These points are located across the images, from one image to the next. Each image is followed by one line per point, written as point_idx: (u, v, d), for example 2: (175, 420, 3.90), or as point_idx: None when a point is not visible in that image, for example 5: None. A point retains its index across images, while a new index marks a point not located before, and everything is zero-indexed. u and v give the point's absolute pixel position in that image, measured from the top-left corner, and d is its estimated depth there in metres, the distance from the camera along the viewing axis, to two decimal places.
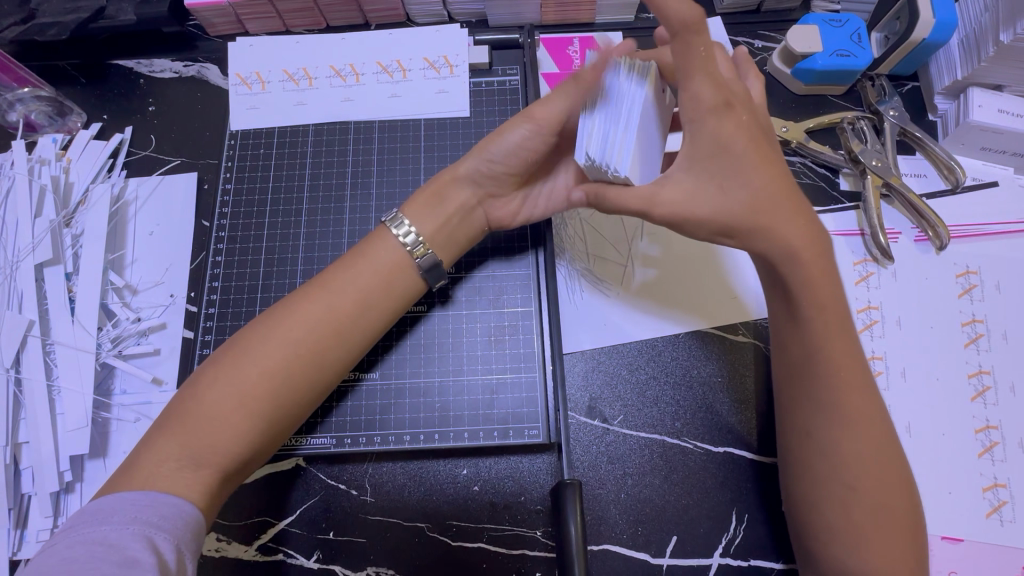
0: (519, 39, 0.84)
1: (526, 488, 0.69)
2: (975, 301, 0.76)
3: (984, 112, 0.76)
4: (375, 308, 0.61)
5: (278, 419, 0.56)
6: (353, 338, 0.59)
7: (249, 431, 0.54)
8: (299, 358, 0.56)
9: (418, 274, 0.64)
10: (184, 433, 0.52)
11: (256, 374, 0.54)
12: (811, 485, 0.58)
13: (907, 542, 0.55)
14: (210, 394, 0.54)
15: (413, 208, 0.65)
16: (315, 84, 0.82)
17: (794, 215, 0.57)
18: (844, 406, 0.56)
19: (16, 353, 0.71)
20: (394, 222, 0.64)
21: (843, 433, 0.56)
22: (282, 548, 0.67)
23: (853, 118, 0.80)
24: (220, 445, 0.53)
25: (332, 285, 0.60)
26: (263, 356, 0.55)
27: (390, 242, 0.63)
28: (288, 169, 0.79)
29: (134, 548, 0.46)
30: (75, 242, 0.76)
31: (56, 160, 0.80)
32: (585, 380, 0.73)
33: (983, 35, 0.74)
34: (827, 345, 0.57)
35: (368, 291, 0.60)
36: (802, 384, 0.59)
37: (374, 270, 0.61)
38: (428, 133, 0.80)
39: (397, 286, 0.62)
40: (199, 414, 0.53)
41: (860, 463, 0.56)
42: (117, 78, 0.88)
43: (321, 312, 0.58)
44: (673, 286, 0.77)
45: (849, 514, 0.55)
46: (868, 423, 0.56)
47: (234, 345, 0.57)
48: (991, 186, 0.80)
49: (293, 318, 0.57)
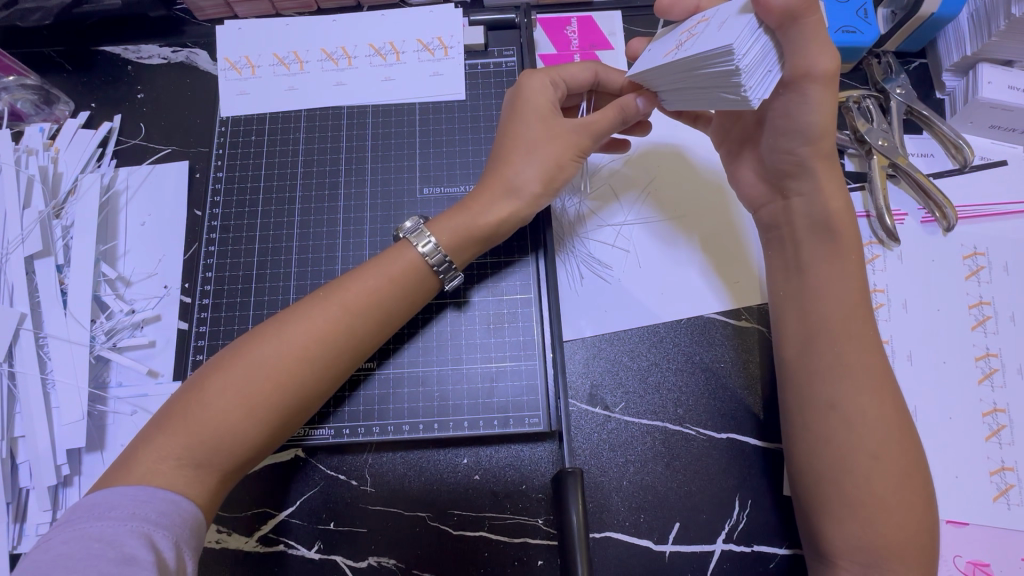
0: (514, 19, 0.81)
1: (528, 476, 0.68)
2: (983, 283, 0.74)
3: (994, 89, 0.74)
4: (387, 316, 0.59)
5: (281, 420, 0.54)
6: (360, 342, 0.58)
7: (254, 440, 0.53)
8: (303, 361, 0.55)
9: (433, 276, 0.62)
10: (188, 434, 0.51)
11: (259, 376, 0.53)
12: (828, 454, 0.56)
13: (923, 511, 0.54)
14: (217, 399, 0.52)
15: (439, 225, 0.62)
16: (306, 67, 0.80)
17: (827, 168, 0.60)
18: (866, 370, 0.57)
19: (8, 347, 0.70)
20: (417, 235, 0.61)
21: (862, 396, 0.56)
22: (283, 539, 0.67)
23: (859, 97, 0.78)
24: (226, 451, 0.52)
25: (350, 296, 0.58)
26: (276, 368, 0.54)
27: (408, 256, 0.61)
28: (280, 156, 0.77)
29: (131, 545, 0.45)
30: (65, 234, 0.75)
31: (43, 150, 0.78)
32: (586, 367, 0.72)
33: (994, 9, 0.72)
34: (847, 309, 0.59)
35: (376, 293, 0.59)
36: (823, 348, 0.59)
37: (393, 283, 0.59)
38: (423, 118, 0.78)
39: (409, 291, 0.60)
40: (201, 415, 0.52)
41: (880, 429, 0.55)
42: (104, 65, 0.86)
43: (336, 326, 0.56)
44: (675, 271, 0.76)
45: (870, 485, 0.54)
46: (887, 388, 0.57)
47: (242, 350, 0.55)
48: (1000, 165, 0.79)
49: (309, 329, 0.56)
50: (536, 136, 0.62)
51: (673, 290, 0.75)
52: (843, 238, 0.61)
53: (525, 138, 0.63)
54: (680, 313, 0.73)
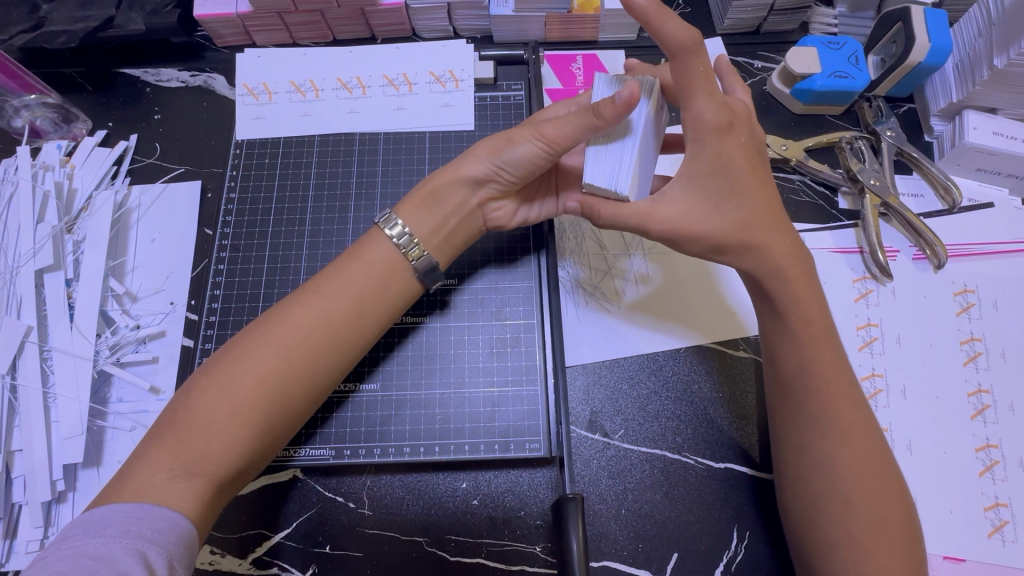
0: (523, 55, 0.85)
1: (526, 503, 0.68)
2: (973, 319, 0.76)
3: (979, 134, 0.78)
4: (367, 308, 0.60)
5: (273, 428, 0.55)
6: (346, 344, 0.59)
7: (241, 441, 0.53)
8: (292, 365, 0.55)
9: (414, 277, 0.63)
10: (176, 441, 0.52)
11: (241, 373, 0.54)
12: (805, 495, 0.57)
13: (904, 535, 0.55)
14: (201, 402, 0.53)
15: (406, 207, 0.64)
16: (321, 95, 0.83)
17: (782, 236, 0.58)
18: (834, 418, 0.57)
19: (12, 359, 0.70)
20: (384, 220, 0.63)
21: (835, 447, 0.56)
22: (277, 562, 0.66)
23: (851, 138, 0.82)
24: (212, 454, 0.52)
25: (326, 290, 0.59)
26: (256, 364, 0.54)
27: (382, 243, 0.62)
28: (292, 178, 0.80)
29: (124, 562, 0.45)
30: (76, 248, 0.76)
31: (60, 166, 0.80)
32: (585, 393, 0.73)
33: (978, 60, 0.76)
34: (818, 342, 0.59)
35: (355, 285, 0.60)
36: (793, 398, 0.59)
37: (369, 273, 0.61)
38: (433, 146, 0.81)
39: (392, 292, 0.62)
40: (187, 420, 0.52)
41: (856, 461, 0.56)
42: (124, 86, 0.89)
43: (315, 317, 0.57)
44: (680, 304, 0.77)
45: (846, 532, 0.55)
46: (858, 437, 0.57)
47: (225, 352, 0.56)
48: (987, 207, 0.81)
49: (287, 324, 0.57)
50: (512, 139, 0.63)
51: (697, 307, 0.77)
52: (794, 273, 0.59)
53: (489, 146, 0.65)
54: (707, 327, 0.76)
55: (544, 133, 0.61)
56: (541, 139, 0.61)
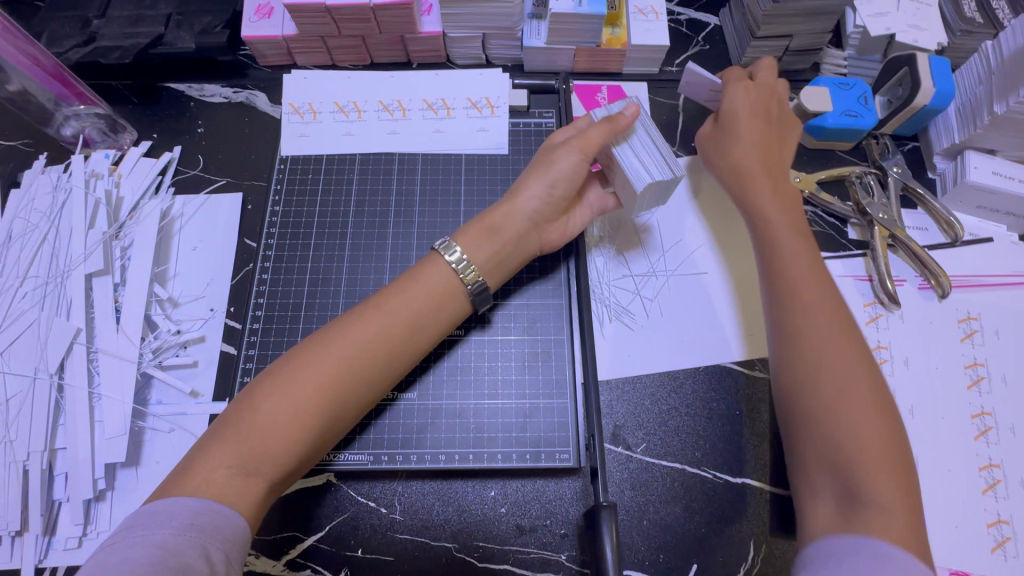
0: (554, 85, 0.90)
1: (553, 512, 0.71)
2: (976, 345, 0.81)
3: (980, 173, 0.83)
4: (421, 324, 0.63)
5: (326, 433, 0.58)
6: (399, 358, 0.62)
7: (299, 443, 0.56)
8: (351, 373, 0.59)
9: (466, 299, 0.67)
10: (239, 439, 0.54)
11: (305, 378, 0.57)
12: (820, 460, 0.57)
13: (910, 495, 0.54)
14: (265, 404, 0.56)
15: (464, 237, 0.68)
16: (363, 116, 0.87)
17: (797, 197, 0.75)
18: (831, 376, 0.59)
19: (61, 359, 0.73)
20: (445, 246, 0.67)
21: (838, 406, 0.57)
22: (310, 564, 0.68)
23: (860, 173, 0.87)
24: (272, 454, 0.55)
25: (386, 305, 0.63)
26: (318, 371, 0.58)
27: (440, 266, 0.66)
28: (333, 193, 0.83)
29: (188, 555, 0.47)
30: (123, 254, 0.79)
31: (108, 174, 0.84)
32: (610, 408, 0.76)
33: (979, 104, 0.82)
34: (818, 307, 0.63)
35: (413, 301, 0.63)
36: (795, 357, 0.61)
37: (428, 292, 0.64)
38: (468, 168, 0.85)
39: (447, 310, 0.65)
40: (251, 420, 0.55)
41: (861, 419, 0.56)
42: (170, 100, 0.93)
43: (375, 330, 0.61)
44: (701, 323, 0.81)
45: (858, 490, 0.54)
46: (854, 395, 0.58)
47: (291, 356, 0.59)
48: (987, 241, 0.87)
49: (349, 334, 0.60)
50: (553, 159, 0.71)
51: (717, 327, 0.81)
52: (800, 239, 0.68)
53: (533, 173, 0.72)
54: (728, 347, 0.79)
55: (578, 144, 0.69)
56: (579, 148, 0.69)
